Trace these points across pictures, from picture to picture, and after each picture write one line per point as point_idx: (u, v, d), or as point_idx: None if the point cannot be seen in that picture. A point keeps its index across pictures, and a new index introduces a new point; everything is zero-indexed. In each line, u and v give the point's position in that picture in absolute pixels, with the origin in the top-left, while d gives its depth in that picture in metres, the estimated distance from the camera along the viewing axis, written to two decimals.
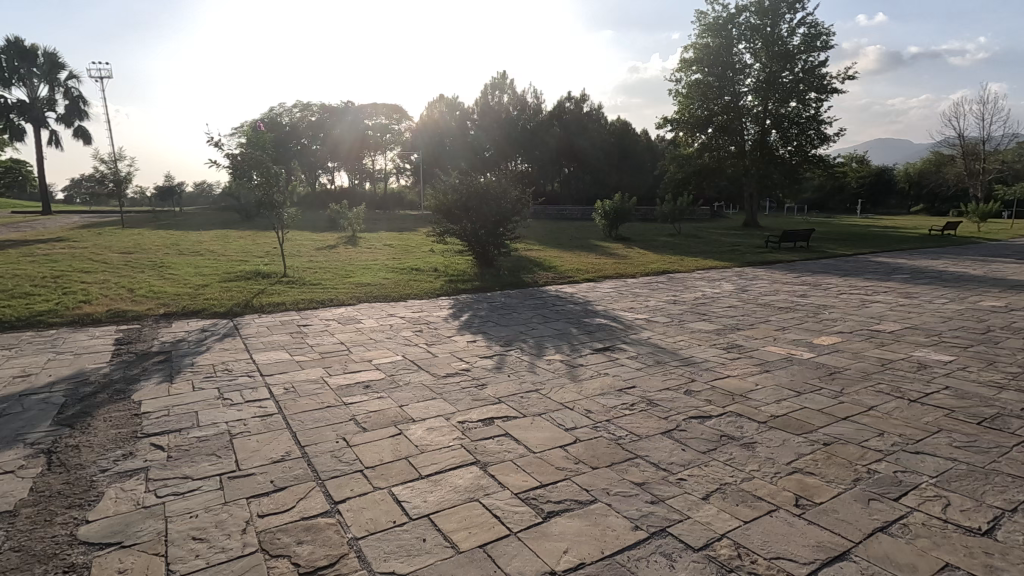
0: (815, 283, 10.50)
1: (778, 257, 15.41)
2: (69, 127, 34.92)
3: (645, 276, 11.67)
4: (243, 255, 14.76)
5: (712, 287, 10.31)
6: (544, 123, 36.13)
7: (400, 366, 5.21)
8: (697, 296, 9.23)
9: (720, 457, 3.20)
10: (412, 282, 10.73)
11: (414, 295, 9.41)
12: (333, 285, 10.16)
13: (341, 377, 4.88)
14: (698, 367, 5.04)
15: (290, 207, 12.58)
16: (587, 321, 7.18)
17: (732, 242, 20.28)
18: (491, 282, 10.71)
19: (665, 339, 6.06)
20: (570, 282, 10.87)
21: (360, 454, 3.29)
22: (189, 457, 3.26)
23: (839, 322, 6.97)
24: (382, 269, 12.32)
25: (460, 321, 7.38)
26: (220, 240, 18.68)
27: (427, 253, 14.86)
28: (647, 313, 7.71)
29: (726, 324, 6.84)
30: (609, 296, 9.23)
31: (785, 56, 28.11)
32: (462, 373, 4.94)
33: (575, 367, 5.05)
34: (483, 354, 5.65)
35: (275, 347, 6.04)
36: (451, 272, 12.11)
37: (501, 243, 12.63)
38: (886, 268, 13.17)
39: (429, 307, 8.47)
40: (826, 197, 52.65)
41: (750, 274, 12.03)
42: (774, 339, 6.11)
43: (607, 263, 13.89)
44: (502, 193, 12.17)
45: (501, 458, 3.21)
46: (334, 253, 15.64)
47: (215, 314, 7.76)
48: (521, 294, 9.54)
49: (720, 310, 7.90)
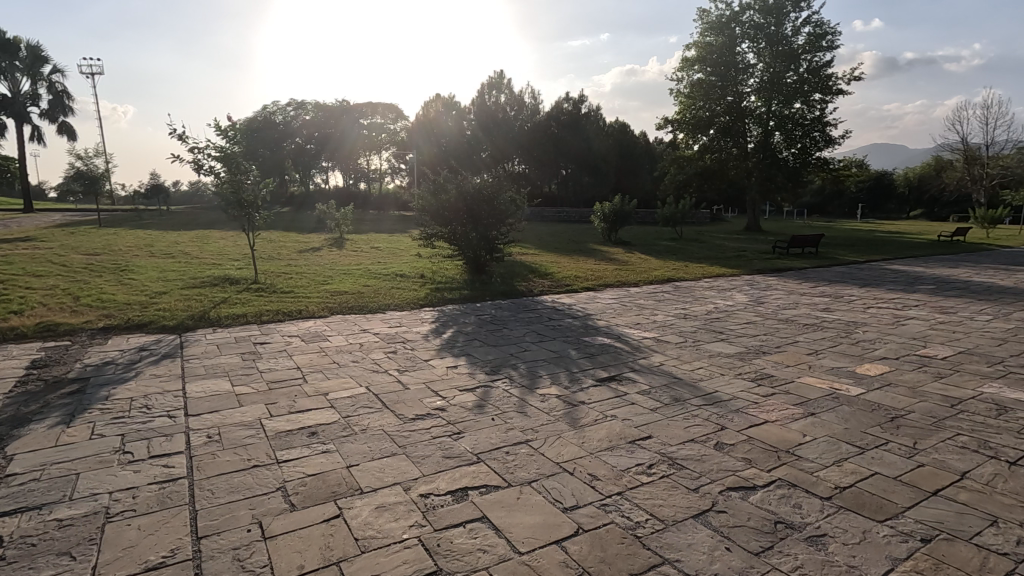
0: (834, 294, 9.62)
1: (788, 264, 14.57)
2: (52, 122, 33.76)
3: (649, 286, 10.76)
4: (217, 258, 13.74)
5: (724, 298, 9.41)
6: (541, 123, 35.21)
7: (360, 403, 4.25)
8: (709, 309, 8.31)
9: (784, 565, 2.27)
10: (395, 290, 9.76)
11: (394, 306, 8.43)
12: (306, 293, 9.18)
13: (283, 419, 3.90)
14: (725, 407, 4.12)
15: (262, 211, 11.28)
16: (589, 340, 6.25)
17: (736, 246, 19.42)
18: (481, 291, 9.77)
19: (681, 367, 5.13)
20: (568, 292, 9.94)
21: (275, 554, 2.35)
22: (29, 561, 2.30)
23: (877, 343, 6.08)
24: (364, 275, 11.32)
25: (442, 339, 6.43)
26: (199, 241, 17.63)
27: (415, 257, 13.87)
28: (655, 331, 6.79)
29: (748, 347, 5.92)
30: (611, 309, 8.30)
31: (790, 55, 27.34)
32: (435, 416, 3.98)
33: (575, 408, 4.10)
34: (464, 385, 4.70)
35: (217, 373, 5.06)
36: (439, 279, 11.18)
37: (494, 248, 11.67)
38: (905, 277, 12.29)
39: (409, 321, 7.52)
40: (825, 201, 51.98)
41: (762, 283, 11.13)
42: (811, 366, 5.20)
43: (607, 269, 12.97)
44: (496, 193, 11.20)
45: (471, 564, 2.28)
46: (316, 256, 14.63)
47: (161, 329, 6.76)
48: (514, 305, 8.61)
49: (738, 327, 6.98)
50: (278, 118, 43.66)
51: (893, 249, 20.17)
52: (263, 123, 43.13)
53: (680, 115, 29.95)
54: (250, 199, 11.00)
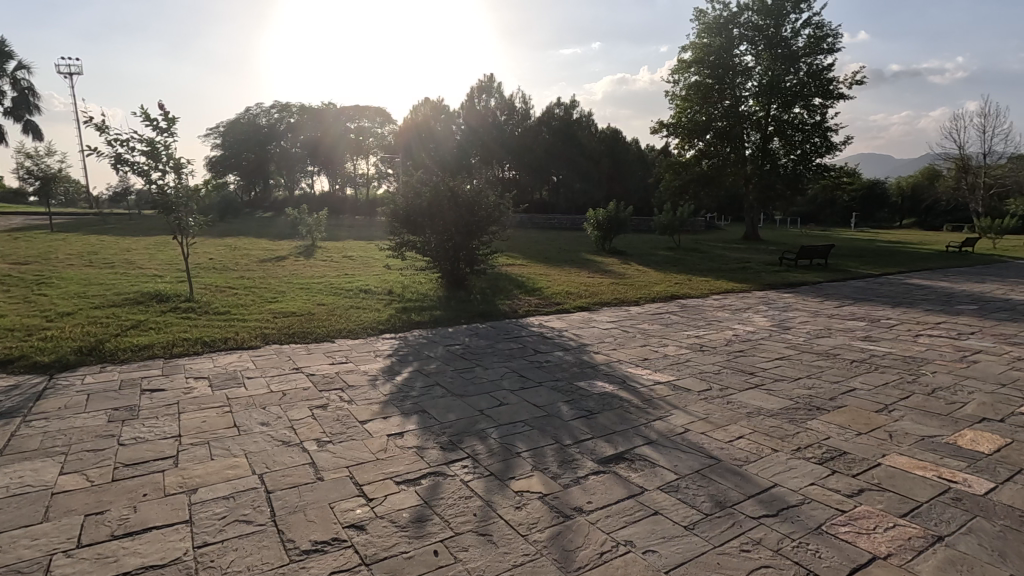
0: (866, 318, 8.27)
1: (798, 278, 13.27)
2: (16, 120, 31.84)
3: (652, 304, 9.38)
4: (162, 268, 12.16)
5: (742, 321, 8.02)
6: (532, 127, 33.89)
7: (237, 513, 2.74)
8: (728, 338, 6.89)
9: None
10: (352, 310, 8.25)
11: (345, 333, 6.93)
12: (243, 313, 7.68)
13: (91, 555, 2.38)
14: (798, 523, 2.65)
15: (194, 218, 8.87)
16: (587, 387, 4.79)
17: (739, 257, 18.16)
18: (455, 311, 8.34)
19: (714, 440, 3.67)
20: (558, 312, 8.55)
21: None
22: None
23: (958, 391, 4.68)
24: (320, 291, 9.80)
25: (395, 384, 4.93)
26: (154, 248, 16.08)
27: (385, 269, 12.35)
28: (668, 370, 5.34)
29: (796, 399, 4.48)
30: (611, 337, 6.86)
31: (789, 58, 26.21)
32: (341, 546, 2.49)
33: (567, 528, 2.63)
34: (406, 474, 3.20)
35: (53, 447, 3.51)
36: (408, 295, 9.75)
37: (474, 259, 10.24)
38: (935, 294, 10.99)
39: (361, 355, 6.00)
40: (818, 210, 50.30)
41: (780, 302, 9.76)
42: (893, 434, 3.77)
43: (602, 283, 11.55)
44: (476, 198, 9.79)
45: None
46: (276, 267, 13.07)
47: (29, 369, 5.20)
48: (495, 331, 7.15)
49: (771, 365, 5.56)
50: (262, 121, 43.14)
51: (902, 260, 19.02)
52: (248, 126, 42.82)
53: (675, 119, 28.70)
54: (179, 201, 8.62)
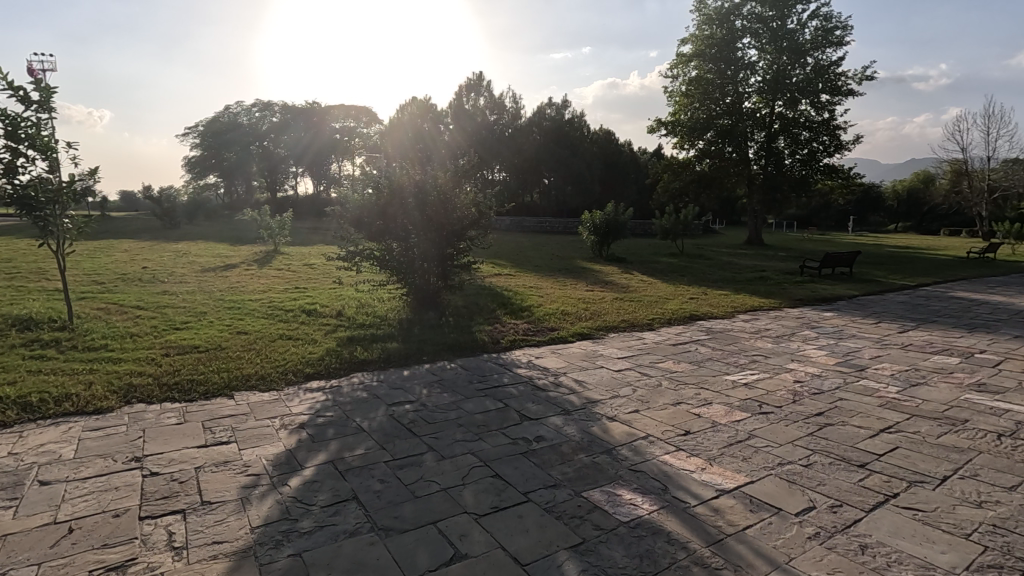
0: (953, 351, 6.33)
1: (829, 291, 11.42)
2: None
3: (671, 329, 7.45)
4: (72, 279, 10.10)
5: (798, 357, 6.07)
6: (522, 127, 31.99)
7: None
8: (793, 387, 4.93)
9: None
10: (280, 343, 6.19)
11: (251, 385, 4.83)
12: (122, 351, 5.57)
13: None
14: None
15: (68, 220, 6.56)
16: (606, 507, 2.81)
17: (752, 266, 16.32)
18: (417, 342, 6.32)
19: None
20: (551, 341, 6.58)
21: None
22: None
23: None
24: (246, 313, 7.68)
25: (283, 500, 2.90)
26: (82, 254, 13.92)
27: (341, 284, 10.27)
28: (731, 461, 3.36)
29: (981, 544, 2.50)
30: (629, 388, 4.85)
31: (796, 51, 24.34)
32: None
33: None
34: None
35: None
36: (359, 317, 7.73)
37: (448, 271, 8.25)
38: (1000, 312, 9.16)
39: (255, 428, 3.92)
40: (812, 214, 48.77)
41: (827, 326, 7.82)
42: None
43: (604, 299, 9.62)
44: (446, 197, 7.77)
45: None
46: (214, 278, 11.04)
47: None
48: (465, 377, 5.12)
49: (883, 447, 3.60)
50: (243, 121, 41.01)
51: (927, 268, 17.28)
52: (226, 125, 40.67)
53: (674, 117, 26.82)
54: (49, 198, 6.33)
